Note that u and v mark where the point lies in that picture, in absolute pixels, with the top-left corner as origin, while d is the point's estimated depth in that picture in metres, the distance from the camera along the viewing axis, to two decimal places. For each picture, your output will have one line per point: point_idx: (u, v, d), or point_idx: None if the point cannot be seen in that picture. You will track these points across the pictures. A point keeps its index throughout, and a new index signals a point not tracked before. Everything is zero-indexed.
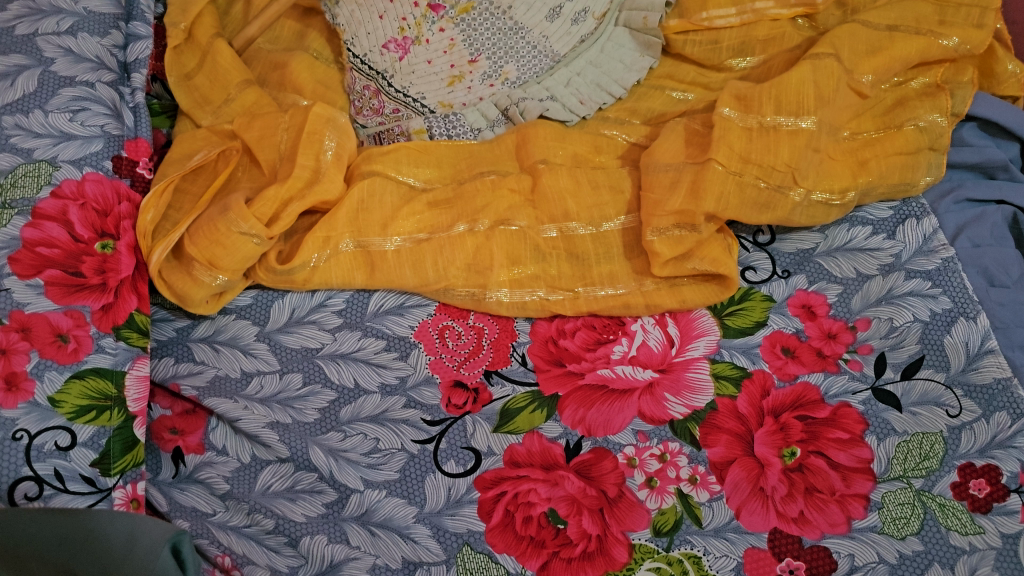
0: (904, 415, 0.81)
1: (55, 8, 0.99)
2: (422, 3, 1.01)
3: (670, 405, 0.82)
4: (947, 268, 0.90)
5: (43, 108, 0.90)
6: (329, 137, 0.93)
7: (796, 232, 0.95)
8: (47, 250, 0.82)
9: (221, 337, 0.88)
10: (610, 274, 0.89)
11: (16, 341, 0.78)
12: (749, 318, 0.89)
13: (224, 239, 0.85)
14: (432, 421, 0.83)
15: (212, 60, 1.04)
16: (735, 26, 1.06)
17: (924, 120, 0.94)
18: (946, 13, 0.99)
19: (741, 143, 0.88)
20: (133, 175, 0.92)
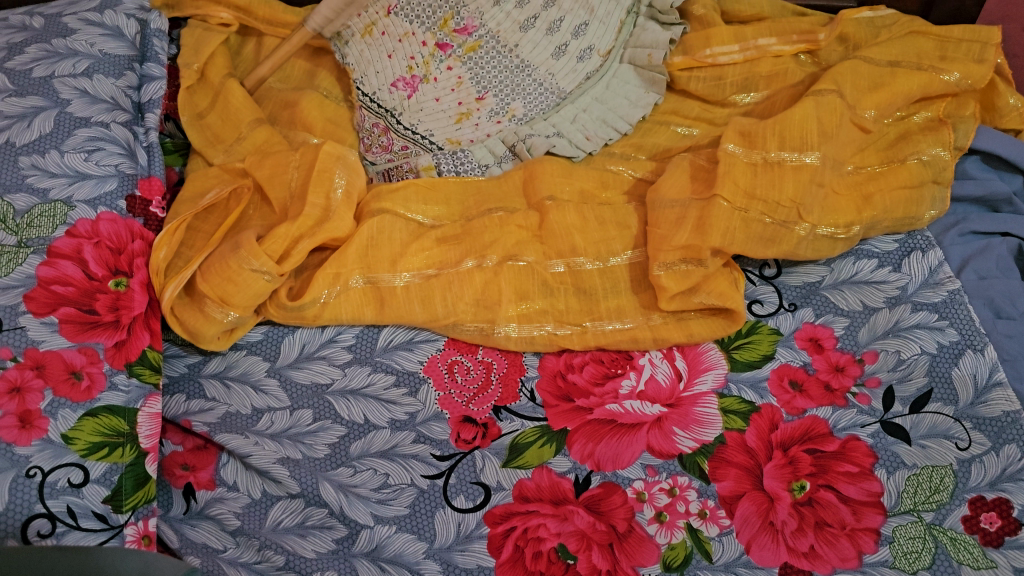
0: (913, 448, 0.81)
1: (71, 50, 1.01)
2: (430, 42, 1.02)
3: (679, 438, 0.83)
4: (953, 301, 0.90)
5: (59, 149, 0.92)
6: (339, 175, 0.94)
7: (802, 265, 0.96)
8: (62, 288, 0.83)
9: (232, 373, 0.89)
10: (617, 309, 0.90)
11: (30, 379, 0.78)
12: (756, 351, 0.89)
13: (235, 276, 0.86)
14: (442, 456, 0.83)
15: (224, 100, 1.06)
16: (738, 62, 1.08)
17: (926, 154, 0.95)
18: (946, 49, 1.02)
19: (746, 178, 0.89)
20: (146, 214, 0.94)
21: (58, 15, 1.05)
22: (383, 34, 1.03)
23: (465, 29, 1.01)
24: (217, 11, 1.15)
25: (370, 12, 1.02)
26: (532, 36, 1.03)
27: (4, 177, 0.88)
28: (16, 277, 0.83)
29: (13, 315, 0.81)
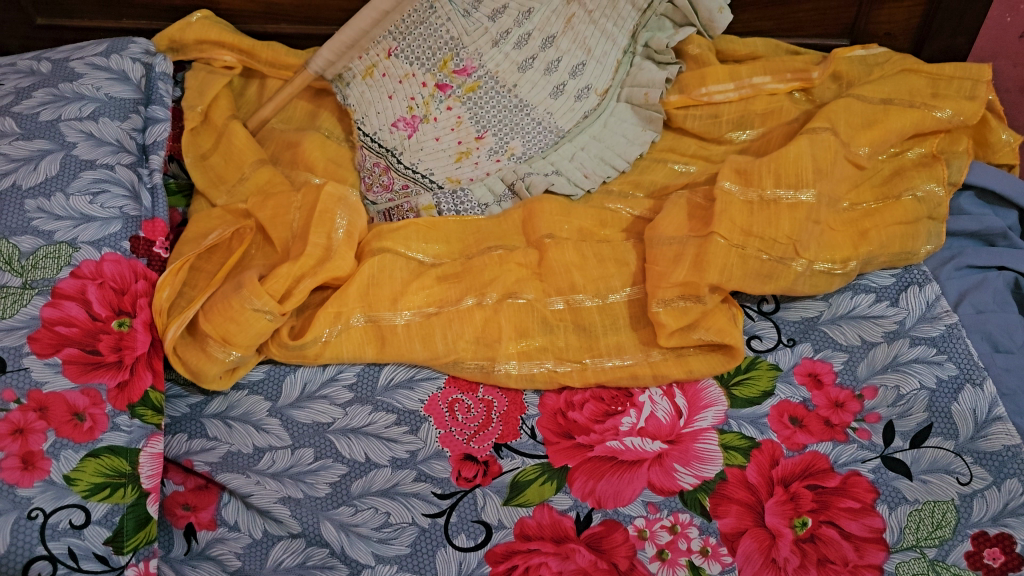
0: (914, 484, 0.81)
1: (78, 94, 1.03)
2: (430, 83, 1.05)
3: (680, 475, 0.83)
4: (951, 334, 0.90)
5: (64, 191, 0.93)
6: (340, 216, 0.95)
7: (800, 300, 0.97)
8: (66, 329, 0.84)
9: (233, 413, 0.89)
10: (617, 345, 0.90)
11: (33, 420, 0.79)
12: (756, 387, 0.89)
13: (238, 315, 0.87)
14: (443, 495, 0.83)
15: (227, 141, 1.08)
16: (733, 101, 1.10)
17: (921, 190, 0.96)
18: (938, 87, 1.05)
19: (742, 216, 0.90)
20: (149, 254, 0.95)
21: (65, 60, 1.08)
22: (384, 75, 1.05)
23: (465, 69, 1.05)
24: (221, 55, 1.17)
25: (370, 54, 1.05)
26: (530, 77, 1.07)
27: (10, 220, 0.90)
28: (21, 318, 0.84)
29: (17, 356, 0.81)
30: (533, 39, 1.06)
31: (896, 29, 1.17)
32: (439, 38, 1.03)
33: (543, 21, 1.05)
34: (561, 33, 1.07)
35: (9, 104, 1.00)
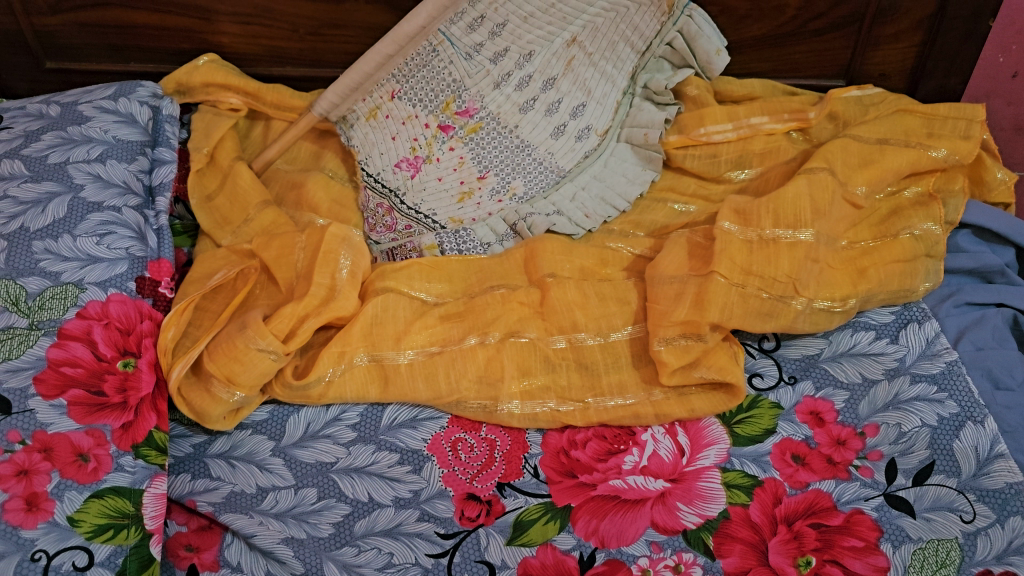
0: (917, 522, 0.81)
1: (86, 137, 1.05)
2: (433, 123, 1.07)
3: (683, 514, 0.83)
4: (952, 372, 0.91)
5: (72, 233, 0.94)
6: (344, 256, 0.96)
7: (801, 337, 0.97)
8: (71, 370, 0.85)
9: (237, 452, 0.89)
10: (619, 384, 0.91)
11: (38, 461, 0.79)
12: (757, 425, 0.90)
13: (242, 355, 0.88)
14: (445, 534, 0.83)
15: (232, 182, 1.09)
16: (732, 140, 1.11)
17: (918, 229, 0.97)
18: (933, 126, 1.07)
19: (742, 255, 0.91)
20: (155, 294, 0.96)
21: (74, 103, 1.09)
22: (387, 117, 1.08)
23: (467, 111, 1.07)
24: (227, 97, 1.19)
25: (373, 96, 1.07)
26: (531, 117, 1.08)
27: (18, 262, 0.91)
28: (27, 359, 0.84)
29: (22, 398, 0.82)
30: (533, 82, 1.08)
31: (890, 69, 1.20)
32: (441, 81, 1.06)
33: (543, 63, 1.08)
34: (562, 75, 1.09)
35: (18, 148, 1.02)
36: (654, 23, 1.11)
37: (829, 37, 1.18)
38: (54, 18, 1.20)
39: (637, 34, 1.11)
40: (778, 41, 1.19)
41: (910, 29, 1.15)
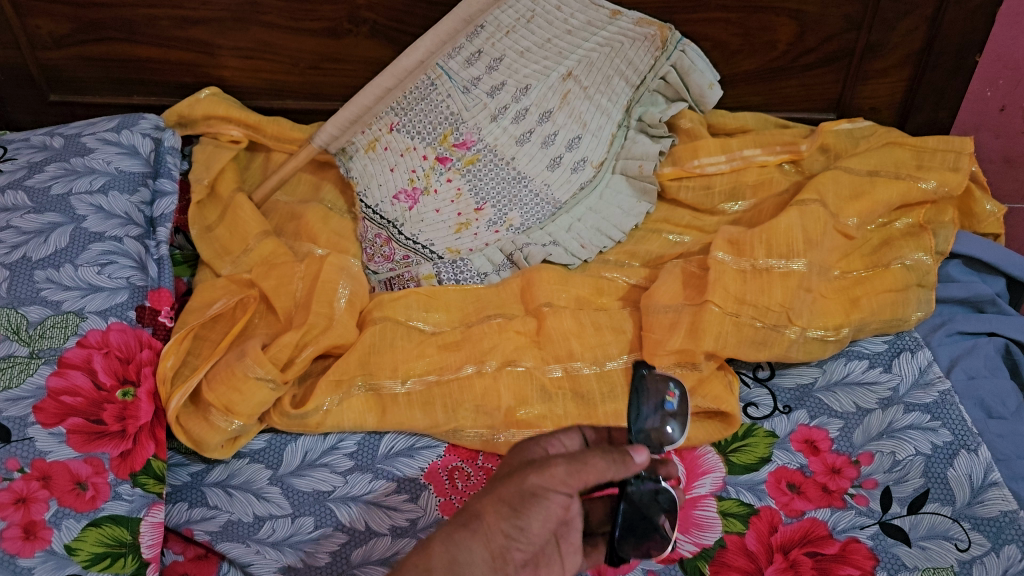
0: (913, 550, 0.81)
1: (89, 169, 1.06)
2: (431, 156, 1.09)
3: (679, 542, 0.82)
4: (944, 401, 0.92)
5: (73, 263, 0.96)
6: (342, 286, 0.98)
7: (795, 366, 0.98)
8: (71, 399, 0.85)
9: (234, 481, 0.89)
10: (615, 413, 0.90)
11: (36, 489, 0.79)
12: (753, 454, 0.90)
13: (241, 385, 0.89)
14: None
15: (233, 213, 1.11)
16: (725, 172, 1.13)
17: (909, 258, 0.99)
18: (922, 158, 1.09)
19: (736, 284, 0.92)
20: (155, 323, 0.97)
21: (77, 135, 1.11)
22: (386, 149, 1.10)
23: (465, 143, 1.09)
24: (228, 129, 1.21)
25: (373, 129, 1.10)
26: (529, 150, 1.10)
27: (20, 291, 0.92)
28: (26, 388, 0.84)
29: (21, 426, 0.82)
30: (530, 114, 1.10)
31: (881, 103, 1.22)
32: (440, 113, 1.08)
33: (540, 97, 1.10)
34: (558, 108, 1.11)
35: (21, 178, 1.03)
36: (648, 58, 1.12)
37: (819, 71, 1.20)
38: (58, 52, 1.22)
39: (631, 68, 1.12)
40: (770, 76, 1.21)
41: (898, 64, 1.18)
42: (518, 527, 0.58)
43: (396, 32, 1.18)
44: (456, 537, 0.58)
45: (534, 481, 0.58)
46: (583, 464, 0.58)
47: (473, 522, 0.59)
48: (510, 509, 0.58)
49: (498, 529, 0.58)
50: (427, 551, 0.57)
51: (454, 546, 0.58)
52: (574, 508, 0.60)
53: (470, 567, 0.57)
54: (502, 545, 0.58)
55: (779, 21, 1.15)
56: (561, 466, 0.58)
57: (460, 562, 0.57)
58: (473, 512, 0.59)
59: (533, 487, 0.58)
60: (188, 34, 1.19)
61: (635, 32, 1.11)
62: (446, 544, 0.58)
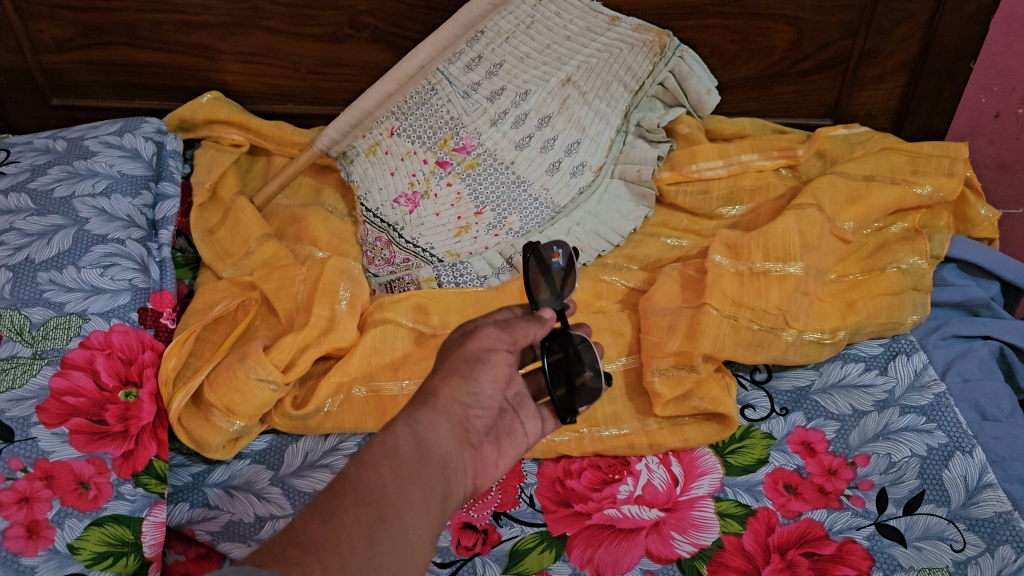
0: (909, 551, 0.81)
1: (91, 172, 1.07)
2: (431, 160, 1.10)
3: (677, 543, 0.82)
4: (940, 403, 0.93)
5: (76, 264, 0.96)
6: (343, 288, 0.98)
7: (792, 369, 0.99)
8: (74, 399, 0.86)
9: (235, 482, 0.90)
10: (613, 414, 0.93)
11: (39, 488, 0.79)
12: (750, 455, 0.91)
13: (242, 386, 0.89)
14: (443, 564, 0.82)
15: (234, 216, 1.12)
16: (722, 177, 1.14)
17: (905, 262, 0.99)
18: (918, 164, 1.10)
19: (734, 287, 0.93)
20: (157, 325, 0.97)
21: (80, 139, 1.12)
22: (386, 153, 1.11)
23: (465, 147, 1.10)
24: (229, 133, 1.21)
25: (373, 133, 1.11)
26: (529, 154, 1.11)
27: (23, 292, 0.92)
28: (30, 389, 0.85)
29: (24, 426, 0.82)
30: (529, 119, 1.11)
31: (876, 109, 1.23)
32: (440, 118, 1.10)
33: (539, 102, 1.11)
34: (557, 113, 1.11)
35: (25, 181, 1.04)
36: (647, 63, 1.14)
37: (816, 77, 1.21)
38: (61, 56, 1.22)
39: (629, 74, 1.13)
40: (768, 82, 1.22)
41: (894, 71, 1.19)
42: (473, 394, 0.59)
43: (397, 38, 1.19)
44: (419, 416, 0.57)
45: (475, 347, 0.61)
46: (514, 329, 0.64)
47: (430, 400, 0.58)
48: (462, 377, 0.59)
49: (455, 402, 0.59)
50: (391, 436, 0.55)
51: (418, 425, 0.56)
52: (514, 375, 0.63)
53: (437, 444, 0.56)
54: (463, 416, 0.59)
55: (776, 27, 1.16)
56: (497, 331, 0.62)
57: (426, 440, 0.56)
58: (428, 391, 0.59)
59: (476, 352, 0.60)
60: (191, 39, 1.20)
61: (634, 38, 1.13)
62: (410, 425, 0.56)
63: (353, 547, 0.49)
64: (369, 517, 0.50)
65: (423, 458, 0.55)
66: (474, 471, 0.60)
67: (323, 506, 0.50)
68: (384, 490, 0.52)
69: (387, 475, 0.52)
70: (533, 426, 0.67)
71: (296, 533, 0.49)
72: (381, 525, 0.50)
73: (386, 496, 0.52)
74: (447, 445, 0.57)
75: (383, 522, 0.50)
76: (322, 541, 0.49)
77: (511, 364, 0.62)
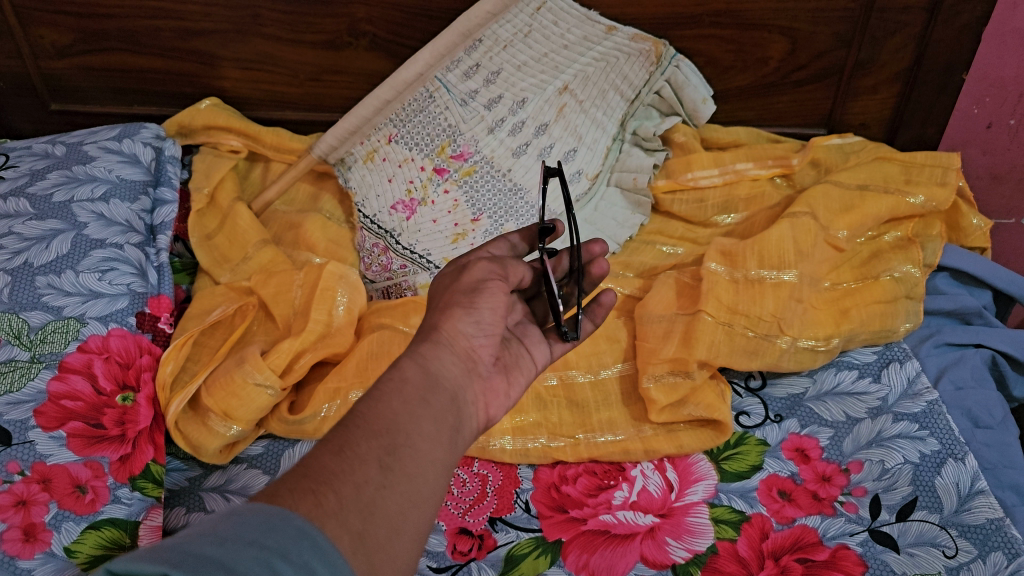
0: (902, 557, 0.81)
1: (90, 177, 1.08)
2: (428, 167, 1.10)
3: (672, 548, 0.82)
4: (933, 410, 0.93)
5: (75, 269, 0.97)
6: (341, 293, 0.99)
7: (786, 376, 1.00)
8: (71, 403, 0.86)
9: (231, 486, 0.90)
10: (609, 421, 0.93)
11: (37, 492, 0.79)
12: (745, 462, 0.91)
13: (239, 390, 0.90)
14: (438, 568, 0.82)
15: (232, 221, 1.12)
16: (718, 185, 1.15)
17: (898, 271, 1.00)
18: (911, 173, 1.11)
19: (729, 294, 0.95)
20: (154, 330, 0.98)
21: (79, 144, 1.13)
22: (384, 159, 1.11)
23: (462, 154, 1.10)
24: (228, 139, 1.22)
25: (371, 140, 1.12)
26: (524, 162, 1.11)
27: (21, 296, 0.93)
28: (28, 392, 0.85)
29: (22, 429, 0.82)
30: (526, 127, 1.11)
31: (870, 119, 1.25)
32: (437, 126, 1.10)
33: (536, 110, 1.11)
34: (554, 121, 1.12)
35: (24, 185, 1.04)
36: (643, 72, 1.15)
37: (810, 87, 1.23)
38: (61, 62, 1.23)
39: (626, 83, 1.14)
40: (763, 92, 1.23)
41: (887, 81, 1.20)
42: (475, 322, 0.60)
43: (395, 45, 1.20)
44: (424, 349, 0.57)
45: (472, 279, 0.63)
46: (505, 263, 0.65)
47: (433, 335, 0.59)
48: (463, 308, 0.61)
49: (458, 334, 0.59)
50: (399, 372, 0.55)
51: (423, 358, 0.56)
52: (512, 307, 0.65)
53: (444, 374, 0.56)
54: (467, 346, 0.59)
55: (771, 38, 1.17)
56: (492, 265, 0.64)
57: (433, 370, 0.56)
58: (430, 326, 0.59)
59: (473, 285, 0.62)
60: (190, 45, 1.21)
61: (631, 47, 1.14)
62: (417, 358, 0.56)
63: (367, 474, 0.47)
64: (381, 445, 0.48)
65: (432, 388, 0.54)
66: (484, 404, 0.59)
67: (332, 439, 0.48)
68: (394, 419, 0.50)
69: (397, 405, 0.51)
70: (539, 353, 0.67)
71: (305, 468, 0.46)
72: (394, 454, 0.49)
73: (397, 426, 0.50)
74: (454, 373, 0.57)
75: (395, 453, 0.49)
76: (335, 473, 0.46)
77: (507, 293, 0.63)
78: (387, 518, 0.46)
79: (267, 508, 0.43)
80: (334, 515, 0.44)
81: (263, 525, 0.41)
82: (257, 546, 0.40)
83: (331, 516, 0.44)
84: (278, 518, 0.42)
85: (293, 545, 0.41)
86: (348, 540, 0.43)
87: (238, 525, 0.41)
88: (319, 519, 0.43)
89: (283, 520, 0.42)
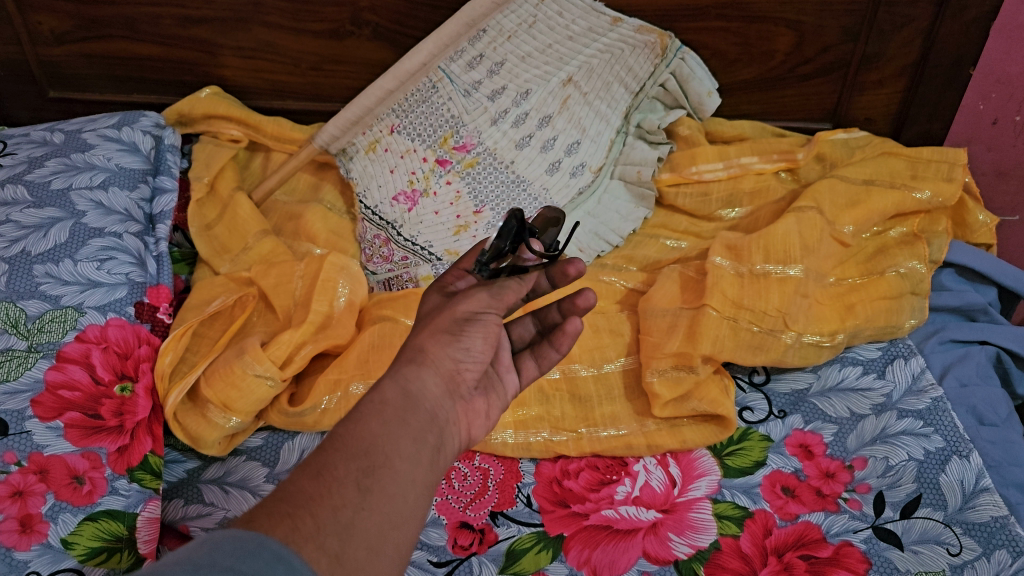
0: (906, 554, 0.81)
1: (89, 165, 1.07)
2: (431, 158, 1.10)
3: (675, 545, 0.82)
4: (937, 407, 0.93)
5: (73, 258, 0.96)
6: (342, 284, 0.98)
7: (790, 372, 1.00)
8: (69, 393, 0.85)
9: (230, 478, 0.89)
10: (612, 416, 0.92)
11: (33, 483, 0.78)
12: (748, 457, 0.91)
13: (239, 381, 0.89)
14: (438, 563, 0.82)
15: (232, 212, 1.11)
16: (722, 179, 1.14)
17: (903, 266, 1.00)
18: (917, 169, 1.11)
19: (733, 289, 0.94)
20: (154, 319, 0.97)
21: (78, 131, 1.12)
22: (386, 150, 1.10)
23: (464, 146, 1.10)
24: (228, 129, 1.21)
25: (373, 130, 1.10)
26: (528, 153, 1.11)
27: (18, 284, 0.92)
28: (25, 381, 0.84)
29: (20, 419, 0.82)
30: (530, 118, 1.10)
31: (875, 114, 1.24)
32: (440, 117, 1.09)
33: (539, 101, 1.10)
34: (557, 113, 1.11)
35: (22, 173, 1.03)
36: (648, 65, 1.14)
37: (816, 82, 1.22)
38: (60, 49, 1.22)
39: (631, 75, 1.13)
40: (768, 85, 1.23)
41: (893, 76, 1.19)
42: (465, 349, 0.57)
43: (398, 35, 1.19)
44: (405, 370, 0.54)
45: (466, 307, 0.58)
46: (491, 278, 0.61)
47: (418, 356, 0.55)
48: (449, 333, 0.56)
49: (444, 355, 0.56)
50: (379, 392, 0.52)
51: (405, 379, 0.53)
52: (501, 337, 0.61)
53: (425, 395, 0.53)
54: (452, 368, 0.56)
55: (777, 30, 1.16)
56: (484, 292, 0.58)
57: (413, 391, 0.53)
58: (416, 347, 0.56)
59: (465, 313, 0.57)
60: (191, 33, 1.19)
61: (636, 39, 1.12)
62: (398, 379, 0.53)
63: (345, 495, 0.46)
64: (359, 466, 0.47)
65: (413, 409, 0.52)
66: (467, 423, 0.57)
67: (310, 462, 0.47)
68: (372, 439, 0.49)
69: (376, 425, 0.50)
70: (509, 381, 0.63)
71: (284, 491, 0.45)
72: (372, 475, 0.47)
73: (376, 447, 0.49)
74: (435, 395, 0.54)
75: (373, 473, 0.47)
76: (313, 495, 0.45)
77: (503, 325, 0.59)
78: (365, 537, 0.45)
79: (243, 532, 0.42)
80: (312, 538, 0.43)
81: (239, 551, 0.40)
82: (232, 571, 0.39)
83: (308, 539, 0.43)
84: (253, 542, 0.41)
85: (267, 570, 0.40)
86: (326, 563, 0.43)
87: (211, 551, 0.40)
88: (295, 543, 0.42)
89: (258, 544, 0.41)
